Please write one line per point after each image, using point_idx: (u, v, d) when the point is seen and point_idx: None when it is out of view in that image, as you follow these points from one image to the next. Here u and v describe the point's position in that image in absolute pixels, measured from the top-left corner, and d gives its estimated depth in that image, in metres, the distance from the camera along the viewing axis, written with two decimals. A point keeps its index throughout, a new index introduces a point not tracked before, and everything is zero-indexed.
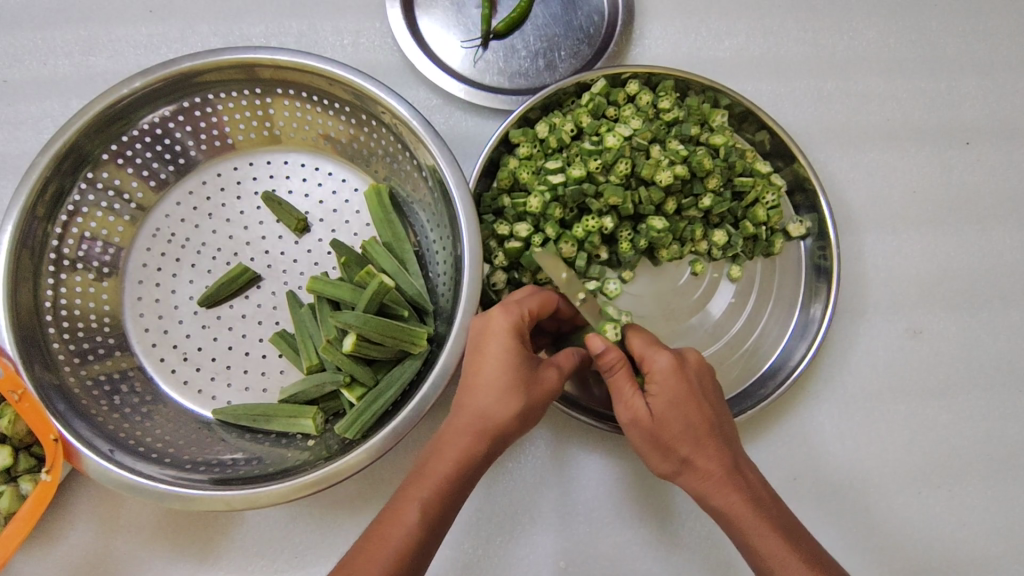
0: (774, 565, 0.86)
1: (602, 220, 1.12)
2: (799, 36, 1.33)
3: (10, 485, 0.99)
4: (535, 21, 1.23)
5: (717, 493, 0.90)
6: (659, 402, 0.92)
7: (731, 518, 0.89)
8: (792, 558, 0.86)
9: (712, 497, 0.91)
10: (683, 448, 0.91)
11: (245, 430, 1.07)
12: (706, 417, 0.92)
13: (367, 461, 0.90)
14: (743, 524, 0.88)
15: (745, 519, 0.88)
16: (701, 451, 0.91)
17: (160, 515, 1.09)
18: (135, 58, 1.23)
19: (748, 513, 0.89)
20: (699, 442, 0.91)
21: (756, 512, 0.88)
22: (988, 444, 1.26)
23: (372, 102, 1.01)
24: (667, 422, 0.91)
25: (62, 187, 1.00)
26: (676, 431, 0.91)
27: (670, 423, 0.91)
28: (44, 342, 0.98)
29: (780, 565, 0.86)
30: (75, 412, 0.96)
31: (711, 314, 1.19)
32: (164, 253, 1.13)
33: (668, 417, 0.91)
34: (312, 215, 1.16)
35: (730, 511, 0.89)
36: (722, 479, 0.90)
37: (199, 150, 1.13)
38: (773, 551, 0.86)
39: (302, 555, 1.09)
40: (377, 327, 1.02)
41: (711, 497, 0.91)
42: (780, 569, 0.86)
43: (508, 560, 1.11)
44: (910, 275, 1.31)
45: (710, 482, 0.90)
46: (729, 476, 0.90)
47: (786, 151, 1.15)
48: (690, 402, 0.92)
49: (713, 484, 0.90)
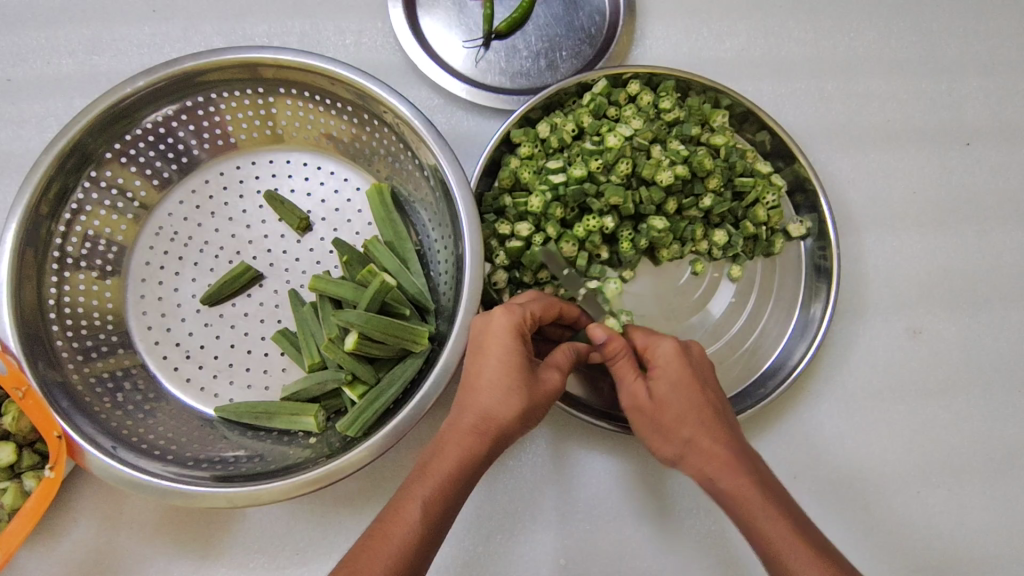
0: (782, 548, 0.83)
1: (603, 219, 1.13)
2: (800, 37, 1.34)
3: (14, 481, 1.00)
4: (537, 21, 1.24)
5: (721, 472, 0.88)
6: (660, 385, 0.94)
7: (737, 501, 0.87)
8: (799, 543, 0.83)
9: (715, 478, 0.89)
10: (686, 429, 0.91)
11: (248, 428, 1.07)
12: (707, 400, 0.93)
13: (368, 458, 0.91)
14: (749, 505, 0.86)
15: (749, 499, 0.86)
16: (703, 432, 0.90)
17: (162, 511, 1.09)
18: (139, 57, 1.23)
19: (754, 494, 0.86)
20: (701, 424, 0.91)
21: (761, 494, 0.86)
22: (987, 443, 1.27)
23: (375, 102, 1.01)
24: (669, 405, 0.92)
25: (66, 185, 1.01)
26: (676, 413, 0.92)
27: (672, 407, 0.92)
28: (48, 340, 0.99)
29: (789, 549, 0.83)
30: (78, 409, 0.97)
31: (711, 314, 1.20)
32: (168, 251, 1.14)
33: (669, 399, 0.92)
34: (314, 214, 1.16)
35: (738, 492, 0.87)
36: (728, 461, 0.89)
37: (203, 149, 1.14)
38: (779, 533, 0.84)
39: (303, 551, 1.09)
40: (379, 325, 1.03)
41: (716, 479, 0.89)
42: (789, 552, 0.83)
43: (508, 557, 1.12)
44: (910, 275, 1.31)
45: (714, 463, 0.89)
46: (733, 457, 0.89)
47: (787, 151, 1.16)
48: (692, 386, 0.93)
49: (718, 464, 0.88)
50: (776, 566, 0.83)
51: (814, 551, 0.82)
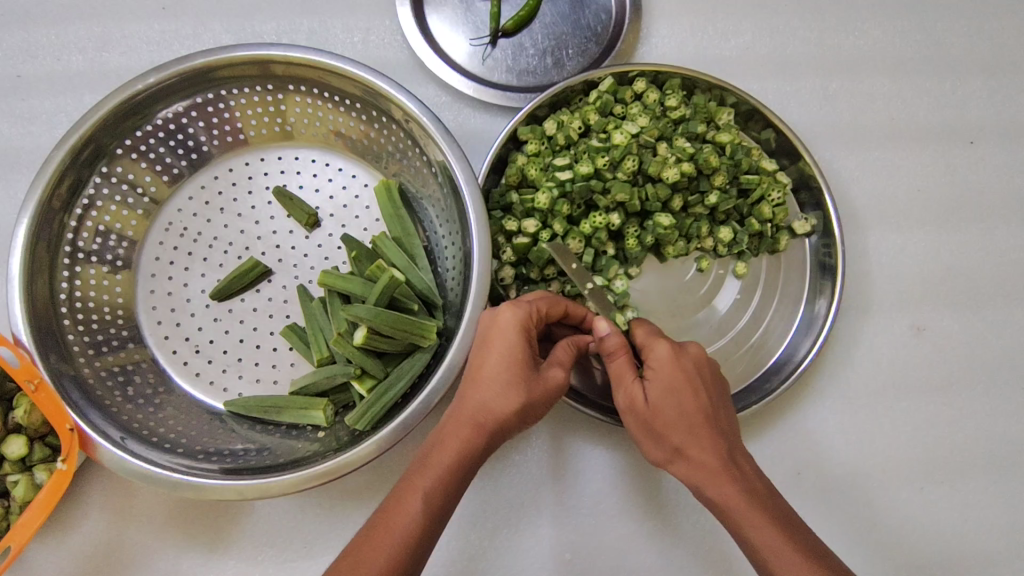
0: (767, 554, 0.86)
1: (609, 216, 1.14)
2: (805, 36, 1.35)
3: (25, 474, 1.02)
4: (544, 19, 1.24)
5: (710, 483, 0.90)
6: (654, 389, 0.94)
7: (725, 510, 0.89)
8: (787, 553, 0.85)
9: (706, 488, 0.91)
10: (676, 437, 0.92)
11: (257, 422, 1.08)
12: (700, 406, 0.93)
13: (376, 453, 0.91)
14: (737, 515, 0.88)
15: (739, 509, 0.88)
16: (694, 440, 0.91)
17: (171, 505, 1.10)
18: (149, 54, 1.24)
19: (741, 504, 0.88)
20: (693, 432, 0.92)
21: (750, 504, 0.88)
22: (990, 441, 1.28)
23: (385, 99, 1.02)
24: (661, 410, 0.93)
25: (78, 179, 1.02)
26: (670, 419, 0.92)
27: (664, 412, 0.92)
28: (60, 334, 1.00)
29: (774, 556, 0.85)
30: (89, 402, 0.98)
31: (717, 309, 1.21)
32: (177, 246, 1.15)
33: (662, 405, 0.93)
34: (321, 210, 1.17)
35: (725, 502, 0.89)
36: (717, 471, 0.90)
37: (213, 145, 1.15)
38: (767, 542, 0.86)
39: (311, 545, 1.10)
40: (387, 319, 1.03)
41: (706, 488, 0.91)
42: (775, 559, 0.85)
43: (514, 552, 1.13)
44: (914, 273, 1.32)
45: (703, 473, 0.90)
46: (724, 467, 0.90)
47: (792, 150, 1.16)
48: (684, 391, 0.93)
49: (708, 474, 0.90)
50: (763, 571, 0.86)
51: (802, 561, 0.84)
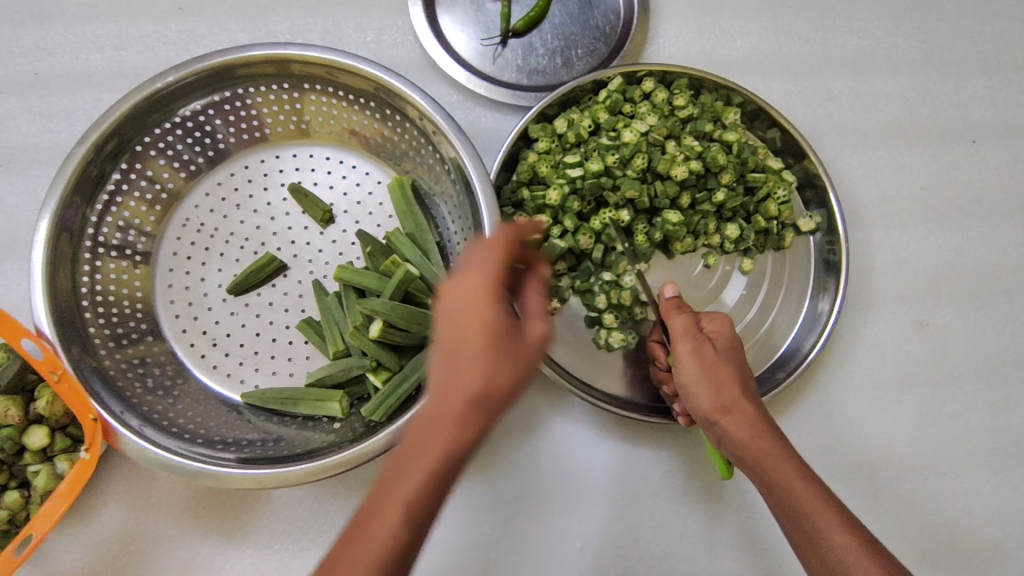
0: (808, 511, 0.89)
1: (619, 212, 1.18)
2: (809, 36, 1.37)
3: (46, 464, 1.04)
4: (553, 19, 1.27)
5: (762, 436, 0.94)
6: (720, 344, 0.99)
7: (770, 463, 0.92)
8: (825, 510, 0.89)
9: (757, 439, 0.94)
10: (735, 388, 0.96)
11: (273, 413, 1.10)
12: (748, 371, 1.00)
13: (392, 442, 0.93)
14: (782, 469, 0.92)
15: (785, 464, 0.92)
16: (748, 395, 0.96)
17: (188, 494, 1.12)
18: (165, 53, 1.26)
19: (787, 460, 0.93)
20: (747, 388, 0.97)
21: (792, 459, 0.93)
22: (992, 433, 1.30)
23: (399, 98, 1.05)
24: (724, 361, 0.97)
25: (100, 174, 1.04)
26: (730, 371, 0.96)
27: (727, 364, 0.97)
28: (82, 326, 1.02)
29: (815, 513, 0.89)
30: (110, 392, 1.00)
31: (724, 304, 1.23)
32: (194, 242, 1.17)
33: (727, 358, 0.98)
34: (336, 207, 1.19)
35: (772, 455, 0.93)
36: (767, 427, 0.95)
37: (229, 142, 1.17)
38: (809, 497, 0.90)
39: (326, 533, 1.12)
40: (403, 313, 1.07)
41: (756, 440, 0.94)
42: (815, 514, 0.89)
43: (525, 542, 1.15)
44: (917, 269, 1.34)
45: (754, 426, 0.94)
46: (771, 425, 0.96)
47: (797, 148, 1.19)
48: (739, 353, 1.00)
49: (760, 427, 0.94)
50: (803, 525, 0.89)
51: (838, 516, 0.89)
